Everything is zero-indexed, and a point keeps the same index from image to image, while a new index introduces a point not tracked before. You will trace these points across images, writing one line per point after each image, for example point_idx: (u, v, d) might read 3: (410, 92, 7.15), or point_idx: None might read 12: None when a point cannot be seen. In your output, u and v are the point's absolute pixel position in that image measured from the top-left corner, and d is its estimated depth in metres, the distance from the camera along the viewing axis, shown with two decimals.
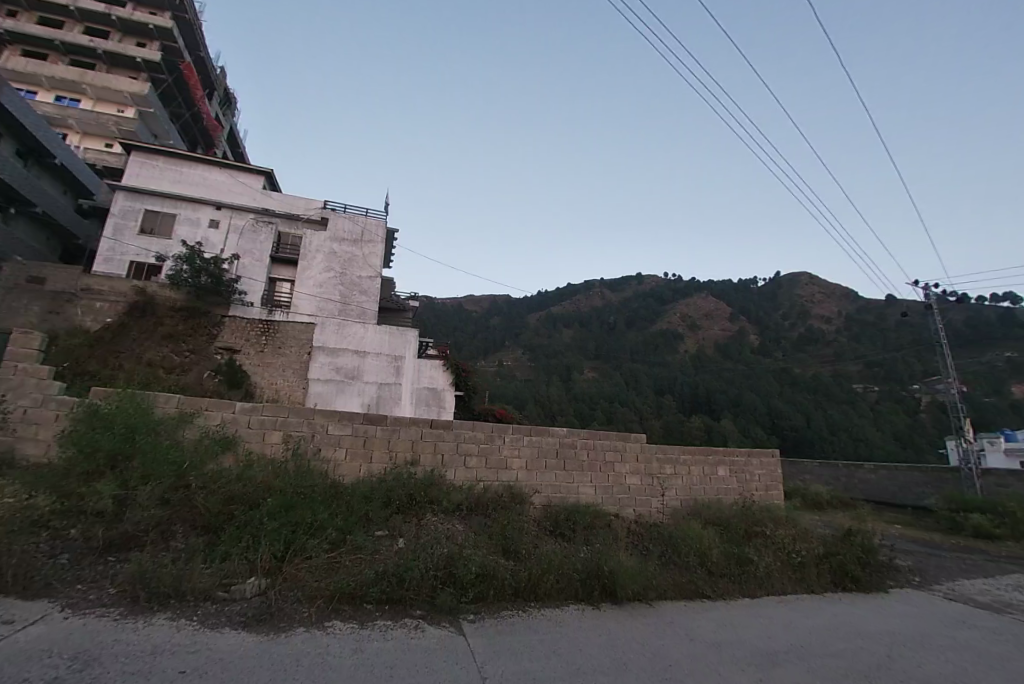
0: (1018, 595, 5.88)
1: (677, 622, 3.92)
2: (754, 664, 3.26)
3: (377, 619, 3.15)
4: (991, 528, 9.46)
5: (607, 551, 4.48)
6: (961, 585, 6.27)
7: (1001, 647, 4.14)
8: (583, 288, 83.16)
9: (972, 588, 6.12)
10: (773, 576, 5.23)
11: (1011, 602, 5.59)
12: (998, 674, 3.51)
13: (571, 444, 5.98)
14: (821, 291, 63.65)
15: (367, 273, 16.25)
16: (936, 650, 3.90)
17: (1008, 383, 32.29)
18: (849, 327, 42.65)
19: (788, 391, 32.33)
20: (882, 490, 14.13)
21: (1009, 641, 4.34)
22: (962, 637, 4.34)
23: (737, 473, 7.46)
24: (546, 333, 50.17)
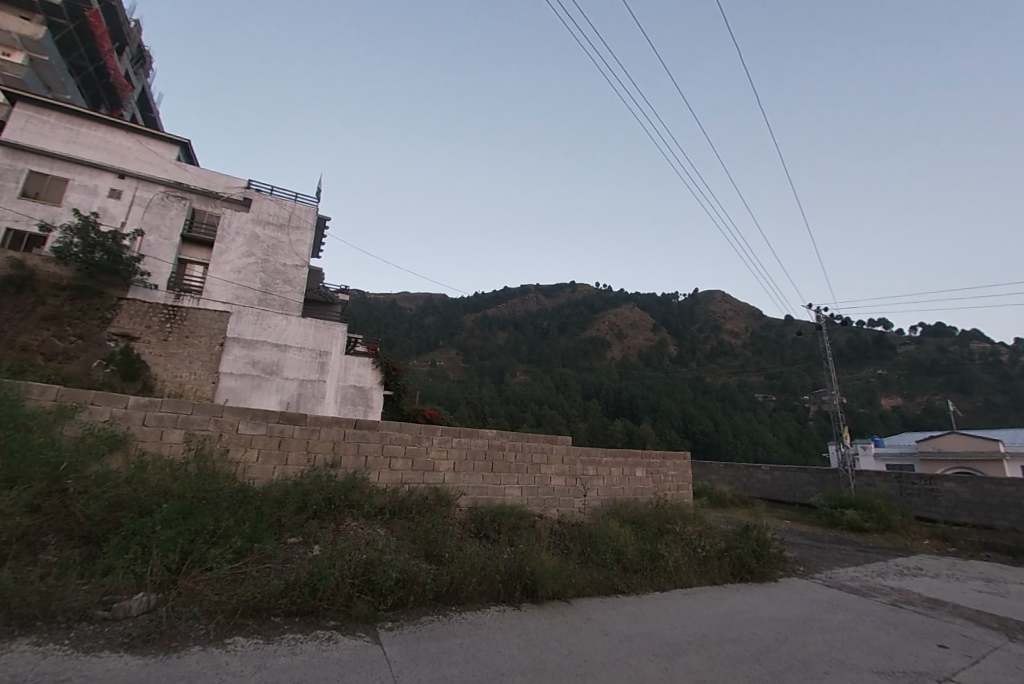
0: (880, 581, 6.76)
1: (594, 618, 4.06)
2: (662, 655, 3.44)
3: (285, 632, 2.95)
4: (862, 522, 10.79)
5: (530, 551, 4.56)
6: (836, 573, 7.09)
7: (866, 626, 4.72)
8: (519, 293, 84.41)
9: (845, 576, 6.94)
10: (681, 570, 5.57)
11: (875, 587, 6.39)
12: (863, 651, 3.98)
13: (499, 446, 6.01)
14: (732, 307, 69.45)
15: (292, 261, 15.32)
16: (815, 632, 4.35)
17: (878, 396, 37.04)
18: (755, 342, 46.86)
19: (700, 398, 34.87)
20: (775, 489, 15.62)
21: (873, 621, 4.95)
22: (837, 619, 4.87)
23: (653, 474, 7.90)
24: (480, 334, 50.28)
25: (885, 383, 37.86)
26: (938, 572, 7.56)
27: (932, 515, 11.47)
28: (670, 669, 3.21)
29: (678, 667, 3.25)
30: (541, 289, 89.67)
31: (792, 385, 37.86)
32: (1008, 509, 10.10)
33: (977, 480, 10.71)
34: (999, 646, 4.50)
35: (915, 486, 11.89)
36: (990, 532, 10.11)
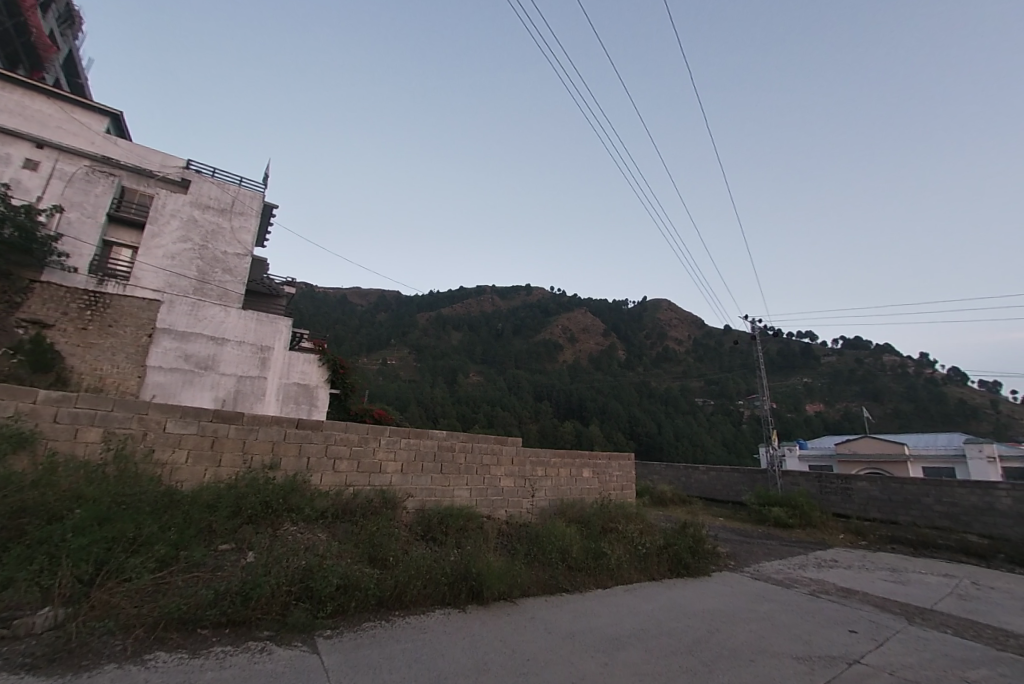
0: (800, 572, 7.29)
1: (538, 617, 4.10)
2: (603, 650, 3.52)
3: (213, 645, 2.77)
4: (787, 519, 11.59)
5: (477, 553, 4.54)
6: (763, 566, 7.56)
7: (788, 614, 5.07)
8: (475, 294, 84.15)
9: (771, 568, 7.42)
10: (623, 567, 5.74)
11: (796, 578, 6.88)
12: (785, 638, 4.26)
13: (449, 447, 5.95)
14: (677, 315, 72.69)
15: (234, 249, 14.48)
16: (744, 623, 4.61)
17: (804, 402, 39.97)
18: (697, 349, 49.22)
19: (646, 402, 36.20)
20: (710, 487, 16.47)
21: (794, 609, 5.33)
22: (763, 609, 5.19)
23: (599, 474, 8.10)
24: (434, 334, 49.66)
25: (810, 390, 40.91)
26: (850, 563, 8.25)
27: (847, 511, 12.50)
28: (610, 664, 3.29)
29: (617, 662, 3.34)
30: (496, 290, 89.86)
31: (729, 390, 40.09)
32: (911, 505, 11.30)
33: (885, 479, 11.80)
34: (899, 628, 4.98)
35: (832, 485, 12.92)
36: (894, 526, 11.15)
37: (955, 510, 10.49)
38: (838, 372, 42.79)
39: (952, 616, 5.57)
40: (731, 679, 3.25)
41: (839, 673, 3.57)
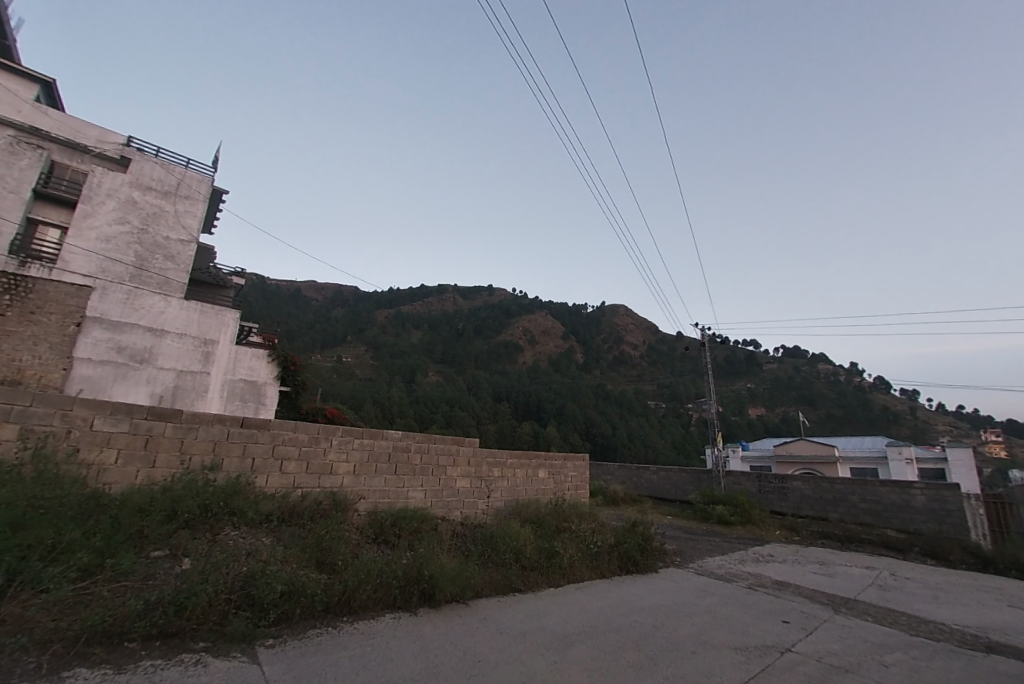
0: (740, 567, 7.66)
1: (490, 618, 4.09)
2: (553, 648, 3.56)
3: (142, 660, 2.58)
4: (729, 516, 12.15)
5: (429, 555, 4.47)
6: (706, 561, 7.89)
7: (728, 607, 5.31)
8: (436, 293, 83.17)
9: (714, 563, 7.76)
10: (575, 566, 5.82)
11: (736, 573, 7.22)
12: (726, 630, 4.45)
13: (404, 448, 5.83)
14: (633, 320, 74.86)
15: (177, 235, 13.64)
16: (689, 616, 4.78)
17: (748, 406, 42.14)
18: (652, 354, 50.84)
19: (602, 404, 37.01)
20: (659, 487, 17.03)
21: (735, 603, 5.58)
22: (706, 603, 5.40)
23: (554, 475, 8.19)
24: (392, 332, 48.69)
25: (753, 395, 43.19)
26: (785, 558, 8.75)
27: (783, 509, 13.26)
28: (559, 662, 3.32)
29: (566, 659, 3.38)
30: (458, 290, 89.30)
31: (680, 394, 41.66)
32: (839, 503, 12.14)
33: (817, 479, 12.61)
34: (827, 618, 5.33)
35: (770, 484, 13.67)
36: (824, 523, 11.93)
37: (877, 508, 11.36)
38: (778, 379, 45.48)
39: (873, 605, 6.02)
40: (674, 671, 3.37)
41: (773, 661, 3.76)
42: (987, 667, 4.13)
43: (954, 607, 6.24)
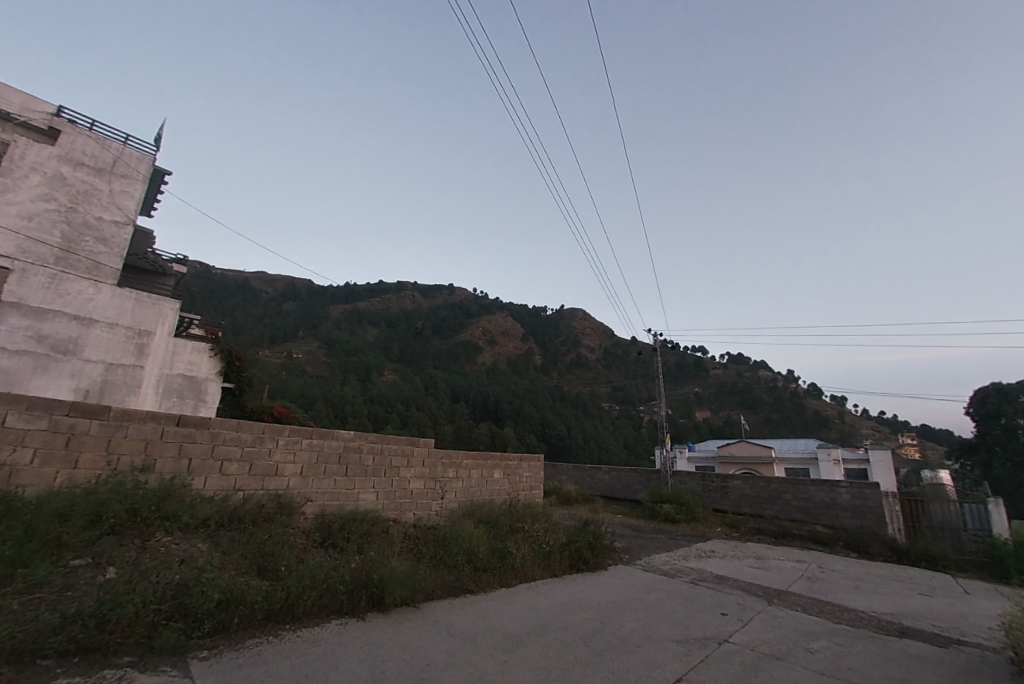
0: (683, 563, 7.96)
1: (440, 620, 4.02)
2: (504, 649, 3.55)
3: (55, 679, 2.36)
4: (675, 515, 12.60)
5: (379, 558, 4.36)
6: (652, 558, 8.15)
7: (673, 602, 5.49)
8: (394, 290, 81.40)
9: (659, 560, 8.02)
10: (527, 565, 5.84)
11: (679, 568, 7.49)
12: (671, 625, 4.60)
13: (356, 448, 5.66)
14: (590, 323, 76.43)
15: (111, 215, 12.71)
16: (636, 612, 4.90)
17: (696, 409, 44.03)
18: (607, 358, 52.08)
19: (558, 405, 37.53)
20: (610, 486, 17.43)
21: (679, 597, 5.79)
22: (653, 600, 5.55)
23: (508, 475, 8.20)
24: (348, 328, 47.28)
25: (700, 398, 45.15)
26: (726, 554, 9.17)
27: (724, 507, 13.90)
28: (509, 662, 3.32)
29: (516, 659, 3.38)
30: (417, 288, 87.95)
31: (633, 397, 42.91)
32: (774, 501, 12.87)
33: (756, 478, 13.31)
34: (761, 609, 5.63)
35: (713, 483, 14.29)
36: (761, 520, 12.60)
37: (808, 505, 12.14)
38: (723, 383, 47.81)
39: (803, 596, 6.42)
40: (619, 666, 3.44)
41: (712, 652, 3.92)
42: (900, 650, 4.49)
43: (873, 596, 6.76)
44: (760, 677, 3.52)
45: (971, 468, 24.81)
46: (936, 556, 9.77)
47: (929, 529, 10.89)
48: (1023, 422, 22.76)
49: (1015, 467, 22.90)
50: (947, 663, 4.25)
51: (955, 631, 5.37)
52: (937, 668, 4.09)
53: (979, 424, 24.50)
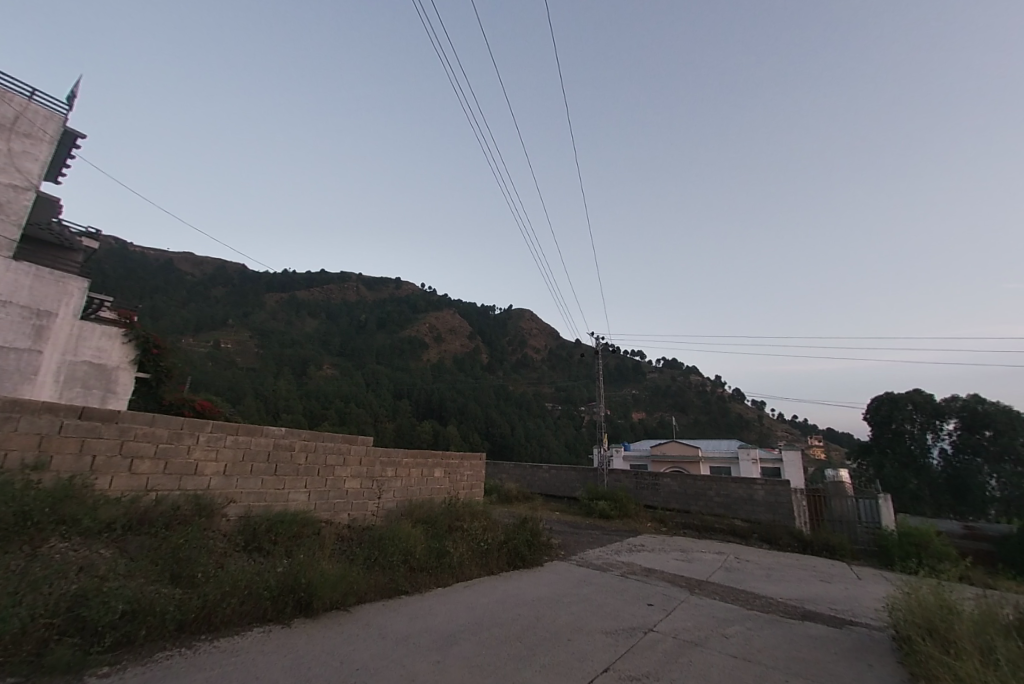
0: (615, 557, 8.24)
1: (373, 623, 3.89)
2: (436, 649, 3.49)
3: None
4: (609, 511, 13.01)
5: (308, 562, 4.14)
6: (587, 553, 8.36)
7: (604, 595, 5.66)
8: (336, 281, 78.23)
9: (593, 555, 8.24)
10: (464, 564, 5.77)
11: (611, 562, 7.75)
12: (603, 617, 4.73)
13: (288, 446, 5.37)
14: (536, 324, 77.39)
15: (9, 179, 11.24)
16: (570, 607, 5.00)
17: (633, 411, 45.79)
18: (551, 359, 52.97)
19: (502, 404, 37.67)
20: (549, 484, 17.71)
21: (610, 590, 5.98)
22: (587, 594, 5.68)
23: (449, 473, 8.11)
24: (285, 319, 44.81)
25: (637, 400, 47.01)
26: (654, 547, 9.60)
27: (654, 503, 14.56)
28: (441, 661, 3.27)
29: (449, 658, 3.33)
30: (362, 280, 85.00)
31: (575, 397, 43.92)
32: (699, 497, 13.66)
33: (684, 476, 14.03)
34: (684, 598, 5.94)
35: (645, 480, 14.94)
36: (687, 514, 13.33)
37: (729, 501, 12.97)
38: (658, 387, 50.08)
39: (721, 584, 6.85)
40: (551, 659, 3.49)
41: (639, 642, 4.07)
42: (803, 632, 4.89)
43: (782, 583, 7.34)
44: (680, 662, 3.70)
45: (866, 467, 27.59)
46: (834, 545, 10.80)
47: (831, 522, 12.38)
48: (907, 427, 25.73)
49: (901, 466, 25.46)
50: (841, 641, 4.68)
51: (848, 613, 5.94)
52: (832, 646, 4.50)
53: (873, 428, 27.38)
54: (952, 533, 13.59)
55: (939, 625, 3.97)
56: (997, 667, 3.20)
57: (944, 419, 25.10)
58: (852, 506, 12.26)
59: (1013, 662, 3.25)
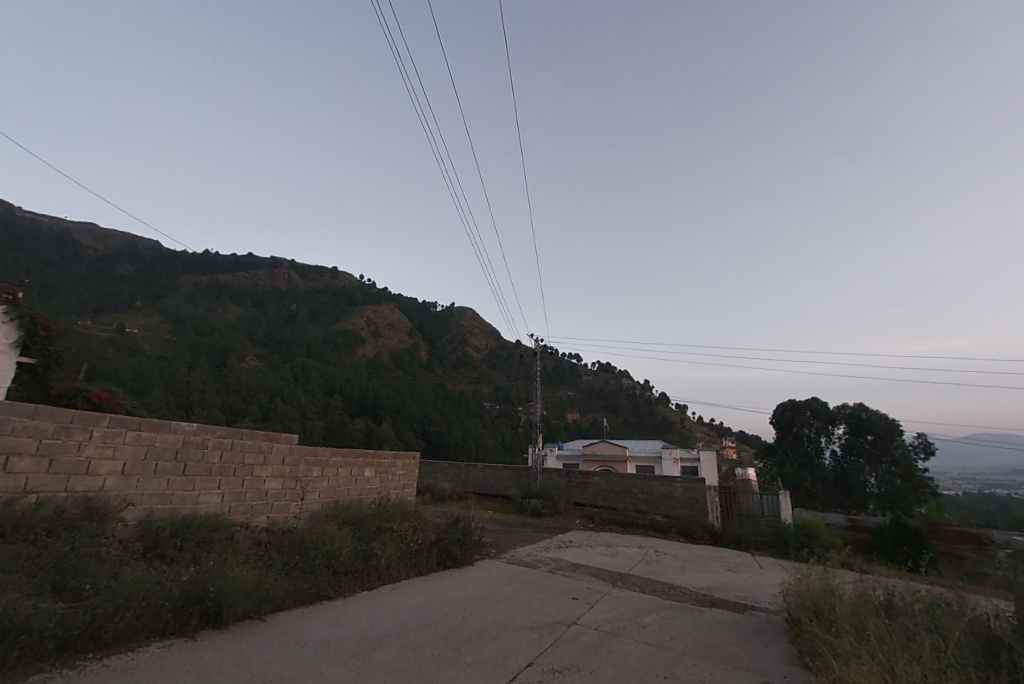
0: (544, 553, 8.36)
1: (290, 631, 3.64)
2: (358, 655, 3.31)
3: None
4: (541, 509, 13.19)
5: (219, 570, 3.80)
6: (518, 551, 8.41)
7: (531, 591, 5.71)
8: (266, 268, 73.41)
9: (524, 552, 8.31)
10: (391, 566, 5.58)
11: (540, 559, 7.85)
12: (530, 613, 4.75)
13: (199, 443, 4.91)
14: (478, 323, 77.13)
15: None
16: (498, 604, 4.99)
17: (568, 412, 46.90)
18: (491, 359, 53.02)
19: (439, 402, 37.13)
20: (483, 483, 17.66)
21: (537, 586, 6.04)
22: (516, 591, 5.70)
23: (379, 473, 7.86)
24: (204, 305, 41.32)
25: (572, 401, 48.21)
26: (582, 543, 9.87)
27: (583, 500, 14.97)
28: (363, 667, 3.11)
29: (370, 663, 3.18)
30: (295, 267, 80.47)
31: (512, 397, 44.25)
32: (625, 494, 14.23)
33: (612, 474, 14.55)
34: (607, 591, 6.14)
35: (576, 478, 15.31)
36: (613, 511, 13.84)
37: (652, 497, 13.69)
38: (592, 389, 51.69)
39: (641, 576, 7.16)
40: (476, 657, 3.44)
41: (563, 635, 4.13)
42: (712, 618, 5.21)
43: (695, 573, 7.81)
44: (601, 653, 3.79)
45: (771, 466, 30.07)
46: (741, 537, 11.66)
47: (738, 517, 13.43)
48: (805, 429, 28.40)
49: (800, 465, 28.22)
50: (744, 625, 5.03)
51: (750, 598, 6.43)
52: (736, 629, 4.83)
53: (778, 430, 29.95)
54: (837, 522, 15.18)
55: (824, 606, 4.37)
56: (868, 641, 3.58)
57: (834, 424, 28.03)
58: (757, 501, 13.42)
59: (882, 636, 3.64)
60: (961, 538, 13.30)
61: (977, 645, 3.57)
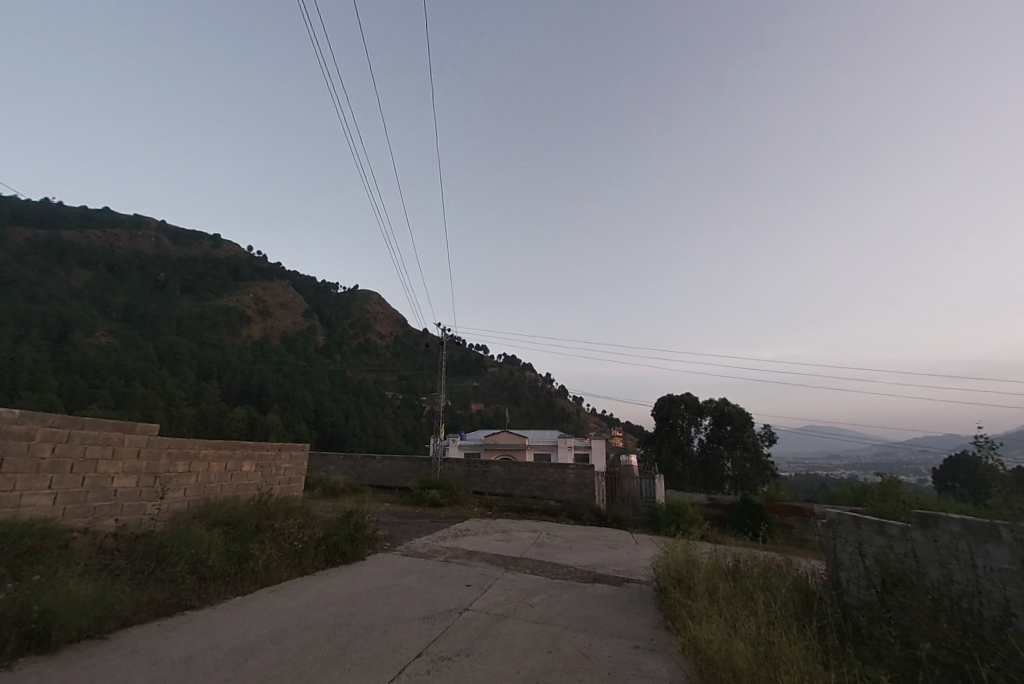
0: (440, 543, 8.26)
1: (142, 649, 3.14)
2: (223, 665, 2.95)
3: None
4: (440, 499, 13.03)
5: (45, 588, 3.13)
6: (413, 542, 8.21)
7: (423, 581, 5.60)
8: (127, 230, 63.13)
9: (419, 544, 8.12)
10: (270, 567, 5.10)
11: (436, 549, 7.74)
12: (419, 605, 4.60)
13: (23, 435, 4.02)
14: (383, 309, 74.21)
15: None
16: (386, 598, 4.77)
17: (472, 402, 46.99)
18: (394, 348, 51.23)
19: (335, 390, 35.07)
20: (381, 475, 17.01)
21: (430, 576, 5.94)
22: (407, 582, 5.52)
23: (261, 468, 7.20)
24: (42, 268, 34.30)
25: (477, 392, 48.39)
26: (477, 530, 9.93)
27: (482, 488, 15.10)
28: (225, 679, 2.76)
29: (241, 675, 2.83)
30: (165, 232, 70.28)
31: (416, 387, 43.29)
32: (522, 481, 14.62)
33: (510, 463, 14.88)
34: (498, 575, 6.23)
35: (476, 467, 15.37)
36: (510, 498, 14.14)
37: (546, 484, 14.25)
38: (496, 381, 52.46)
39: (532, 559, 7.39)
40: (360, 654, 3.24)
41: (452, 623, 4.06)
42: (594, 593, 5.52)
43: (581, 552, 8.25)
44: (489, 636, 3.80)
45: (649, 453, 32.97)
46: (623, 518, 12.58)
47: (620, 499, 14.54)
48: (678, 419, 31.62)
49: (673, 452, 31.24)
50: (621, 597, 5.39)
51: (627, 572, 6.94)
52: (614, 601, 5.17)
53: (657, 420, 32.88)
54: (700, 501, 17.06)
55: (685, 575, 4.84)
56: (718, 602, 4.01)
57: (702, 416, 31.26)
58: (637, 484, 14.67)
59: (728, 598, 4.10)
60: (790, 511, 15.69)
61: (798, 598, 4.17)
